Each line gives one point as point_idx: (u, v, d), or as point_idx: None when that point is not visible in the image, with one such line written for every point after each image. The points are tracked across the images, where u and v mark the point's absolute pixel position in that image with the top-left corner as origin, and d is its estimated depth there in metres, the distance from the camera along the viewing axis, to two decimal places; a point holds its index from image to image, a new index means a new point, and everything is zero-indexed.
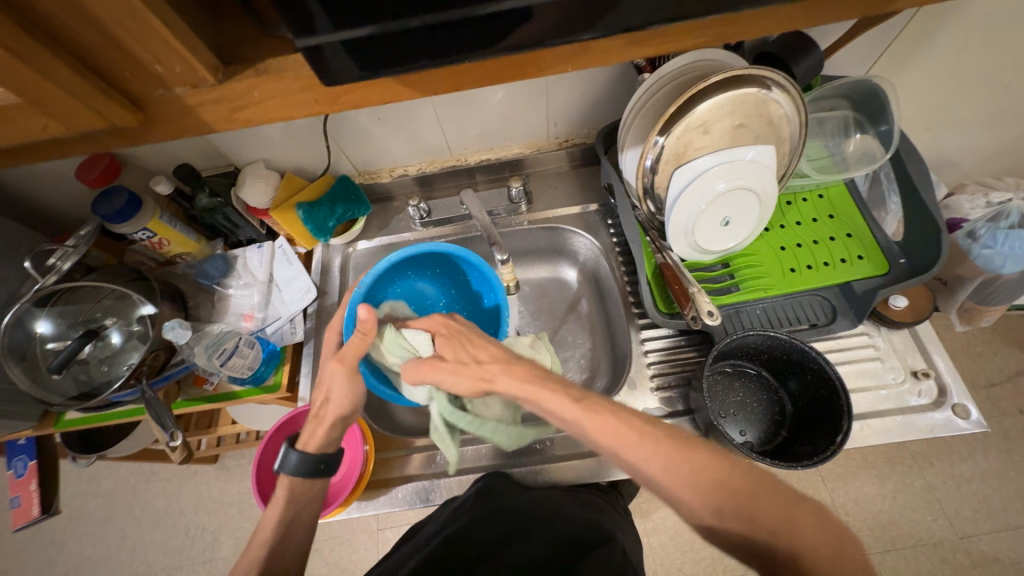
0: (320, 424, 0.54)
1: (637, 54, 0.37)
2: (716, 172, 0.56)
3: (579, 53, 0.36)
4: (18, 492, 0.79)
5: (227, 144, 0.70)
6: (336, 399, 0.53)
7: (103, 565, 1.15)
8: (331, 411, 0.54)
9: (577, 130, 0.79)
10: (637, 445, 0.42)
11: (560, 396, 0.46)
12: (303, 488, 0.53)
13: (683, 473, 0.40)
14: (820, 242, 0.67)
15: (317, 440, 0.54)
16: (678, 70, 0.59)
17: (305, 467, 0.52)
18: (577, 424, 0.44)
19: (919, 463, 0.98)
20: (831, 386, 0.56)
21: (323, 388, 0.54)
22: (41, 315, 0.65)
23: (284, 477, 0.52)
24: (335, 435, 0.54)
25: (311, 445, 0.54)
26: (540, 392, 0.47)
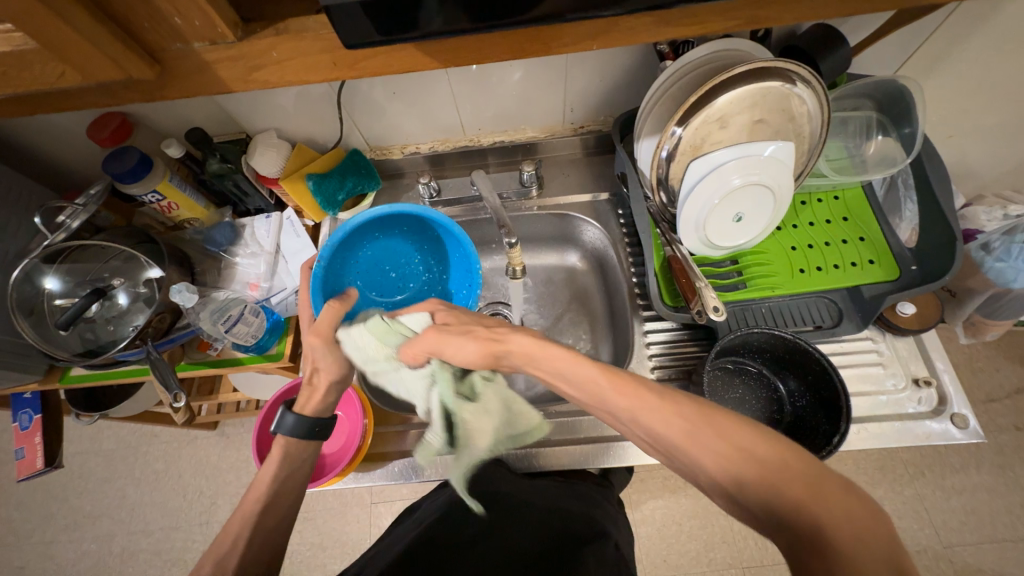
0: (313, 390, 0.56)
1: (663, 35, 0.36)
2: (731, 166, 0.56)
3: (603, 31, 0.35)
4: (22, 444, 0.81)
5: (239, 111, 0.69)
6: (324, 368, 0.57)
7: (103, 521, 1.18)
8: (323, 375, 0.57)
9: (593, 117, 0.78)
10: (655, 408, 0.40)
11: (576, 359, 0.46)
12: (300, 449, 0.54)
13: (702, 432, 0.37)
14: (831, 244, 0.66)
15: (309, 404, 0.56)
16: (701, 59, 0.58)
17: (301, 427, 0.53)
18: (594, 381, 0.44)
19: (910, 473, 0.99)
20: (832, 387, 0.56)
21: (310, 359, 0.57)
22: (50, 271, 0.66)
23: (279, 437, 0.53)
24: (327, 399, 0.57)
25: (308, 408, 0.55)
26: (556, 357, 0.47)
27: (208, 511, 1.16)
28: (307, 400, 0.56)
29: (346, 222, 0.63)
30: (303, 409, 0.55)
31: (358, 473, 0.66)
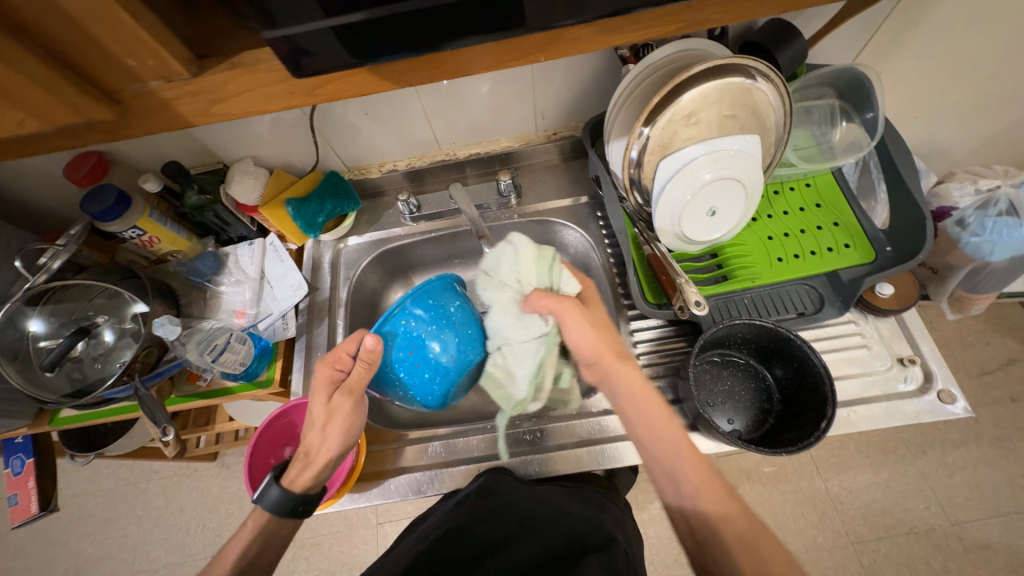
0: (313, 466, 0.54)
1: (609, 42, 0.38)
2: (701, 162, 0.57)
3: (550, 43, 0.37)
4: (15, 490, 0.80)
5: (214, 142, 0.70)
6: (330, 441, 0.54)
7: (105, 562, 1.16)
8: (323, 456, 0.54)
9: (565, 123, 0.79)
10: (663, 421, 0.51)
11: (628, 370, 0.55)
12: (279, 525, 0.53)
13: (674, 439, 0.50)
14: (807, 232, 0.67)
15: (301, 480, 0.54)
16: (662, 60, 0.59)
17: (282, 505, 0.52)
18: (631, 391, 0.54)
19: (912, 452, 0.99)
20: (817, 373, 0.56)
21: (322, 429, 0.54)
22: (33, 314, 0.65)
23: (259, 510, 0.53)
24: (321, 478, 0.55)
25: (296, 484, 0.54)
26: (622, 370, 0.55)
27: (212, 544, 1.15)
28: (298, 476, 0.54)
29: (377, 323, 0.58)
30: (291, 487, 0.53)
31: (355, 493, 0.66)
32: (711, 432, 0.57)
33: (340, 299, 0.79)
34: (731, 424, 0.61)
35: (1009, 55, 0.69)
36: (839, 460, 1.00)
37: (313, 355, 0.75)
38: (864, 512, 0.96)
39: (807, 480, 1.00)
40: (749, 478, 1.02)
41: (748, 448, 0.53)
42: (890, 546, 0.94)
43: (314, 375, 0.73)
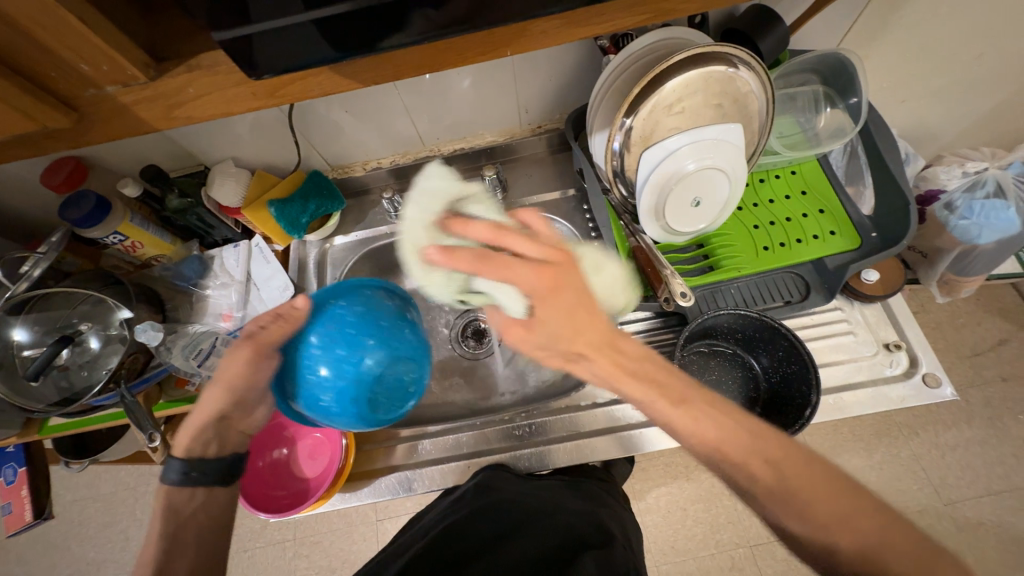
0: (192, 426, 0.51)
1: (574, 35, 0.37)
2: (684, 151, 0.56)
3: (518, 36, 0.36)
4: (9, 499, 0.80)
5: (194, 144, 0.69)
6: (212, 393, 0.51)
7: (108, 565, 1.17)
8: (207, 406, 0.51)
9: (549, 116, 0.79)
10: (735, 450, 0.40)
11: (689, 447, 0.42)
12: (185, 501, 0.49)
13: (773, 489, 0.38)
14: (793, 219, 0.67)
15: (186, 443, 0.52)
16: (642, 50, 0.59)
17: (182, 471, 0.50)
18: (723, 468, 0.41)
19: (905, 434, 1.00)
20: (801, 361, 0.56)
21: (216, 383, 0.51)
22: (17, 323, 0.65)
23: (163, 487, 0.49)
24: (202, 436, 0.52)
25: (180, 447, 0.51)
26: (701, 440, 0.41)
27: None
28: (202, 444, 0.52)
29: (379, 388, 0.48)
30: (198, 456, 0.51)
31: (344, 493, 0.66)
32: None
33: None
34: None
35: (994, 36, 0.69)
36: (833, 444, 1.00)
37: None
38: None
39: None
40: None
41: None
42: None
43: None
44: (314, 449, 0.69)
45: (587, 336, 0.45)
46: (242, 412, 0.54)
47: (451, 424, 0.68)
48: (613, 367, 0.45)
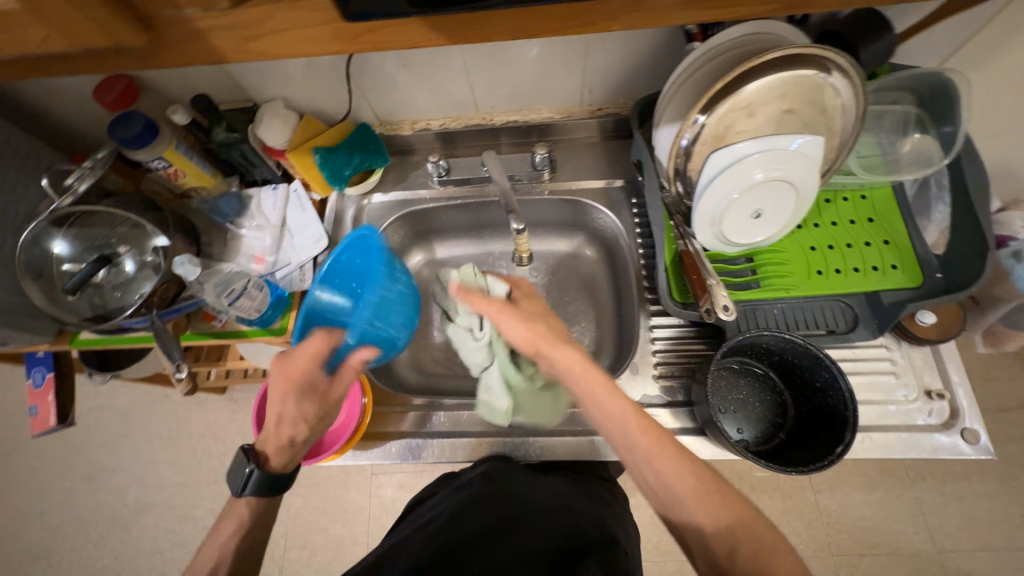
0: (279, 444, 0.55)
1: (686, 19, 0.34)
2: (755, 159, 0.53)
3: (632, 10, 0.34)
4: (36, 401, 0.84)
5: (247, 78, 0.67)
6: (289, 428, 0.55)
7: (117, 473, 1.23)
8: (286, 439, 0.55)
9: (612, 99, 0.75)
10: (701, 497, 0.46)
11: (679, 467, 0.48)
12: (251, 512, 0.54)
13: (720, 520, 0.45)
14: (853, 247, 0.63)
15: (275, 459, 0.55)
16: (730, 42, 0.55)
17: (266, 483, 0.53)
18: (681, 500, 0.47)
19: (912, 478, 0.97)
20: (838, 395, 0.53)
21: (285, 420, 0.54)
22: (58, 235, 0.66)
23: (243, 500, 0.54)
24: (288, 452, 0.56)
25: (272, 462, 0.55)
26: (683, 470, 0.48)
27: (216, 470, 1.21)
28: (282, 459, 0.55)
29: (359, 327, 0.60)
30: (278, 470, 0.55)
31: (355, 451, 0.67)
32: (721, 439, 0.56)
33: None
34: (739, 433, 0.60)
35: None
36: (835, 475, 0.99)
37: None
38: (851, 528, 0.97)
39: (799, 490, 0.99)
40: (741, 481, 1.01)
41: (757, 463, 0.51)
42: (870, 563, 0.95)
43: None
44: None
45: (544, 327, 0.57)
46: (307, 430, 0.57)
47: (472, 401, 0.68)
48: (579, 359, 0.54)
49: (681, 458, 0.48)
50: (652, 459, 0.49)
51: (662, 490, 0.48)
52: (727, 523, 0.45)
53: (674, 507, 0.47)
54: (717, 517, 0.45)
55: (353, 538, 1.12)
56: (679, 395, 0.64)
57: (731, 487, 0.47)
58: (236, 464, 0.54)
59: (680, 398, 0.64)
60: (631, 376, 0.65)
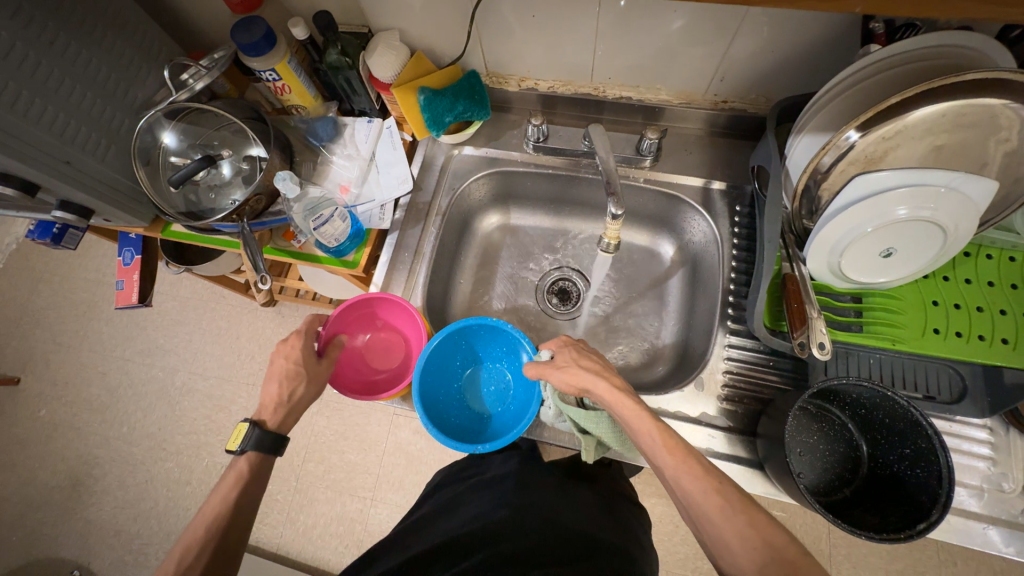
0: (270, 399, 0.57)
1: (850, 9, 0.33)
2: (901, 194, 0.47)
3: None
4: (123, 277, 0.91)
5: (370, 3, 0.65)
6: (272, 383, 0.57)
7: (170, 355, 1.33)
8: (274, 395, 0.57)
9: (742, 93, 0.68)
10: (731, 520, 0.43)
11: (709, 491, 0.45)
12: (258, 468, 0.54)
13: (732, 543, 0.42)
14: (984, 311, 0.55)
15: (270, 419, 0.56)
16: (910, 52, 0.47)
17: (268, 441, 0.54)
18: (702, 510, 0.45)
19: (929, 554, 0.94)
20: (932, 470, 0.49)
21: (273, 376, 0.57)
22: (168, 128, 0.69)
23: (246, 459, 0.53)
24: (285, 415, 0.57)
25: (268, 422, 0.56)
26: (708, 497, 0.45)
27: (255, 375, 1.29)
28: (281, 418, 0.56)
29: (472, 398, 0.69)
30: (276, 430, 0.56)
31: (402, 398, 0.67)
32: (782, 478, 0.52)
33: (438, 207, 0.74)
34: (801, 478, 0.56)
35: None
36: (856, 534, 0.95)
37: (398, 251, 0.72)
38: None
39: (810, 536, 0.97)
40: None
41: (823, 514, 0.47)
42: None
43: (396, 274, 0.70)
44: (392, 343, 0.67)
45: (588, 360, 0.58)
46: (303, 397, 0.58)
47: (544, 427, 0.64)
48: (607, 387, 0.54)
49: (708, 477, 0.47)
50: (678, 479, 0.47)
51: (690, 506, 0.46)
52: (758, 547, 0.41)
53: (703, 527, 0.45)
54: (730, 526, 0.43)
55: (366, 466, 1.18)
56: (739, 423, 0.60)
57: (759, 507, 0.44)
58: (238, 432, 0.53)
59: (740, 426, 0.60)
60: (694, 391, 0.62)
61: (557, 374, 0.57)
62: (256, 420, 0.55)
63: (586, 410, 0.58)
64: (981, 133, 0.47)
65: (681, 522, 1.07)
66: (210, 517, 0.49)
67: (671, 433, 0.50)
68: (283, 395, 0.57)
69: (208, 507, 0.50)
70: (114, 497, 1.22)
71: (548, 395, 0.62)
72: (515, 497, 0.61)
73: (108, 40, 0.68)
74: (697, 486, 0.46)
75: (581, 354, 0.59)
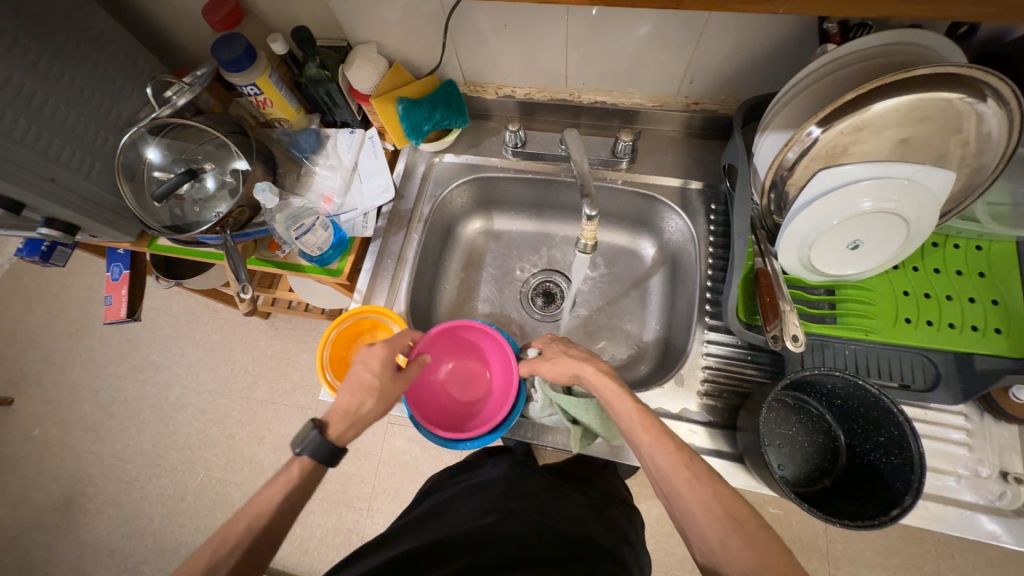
0: (336, 406, 0.54)
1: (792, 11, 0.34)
2: (863, 187, 0.48)
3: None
4: (111, 293, 0.92)
5: (347, 17, 0.67)
6: (343, 390, 0.55)
7: (163, 371, 1.33)
8: (347, 401, 0.55)
9: (712, 94, 0.69)
10: (698, 492, 0.44)
11: (680, 465, 0.46)
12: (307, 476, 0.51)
13: (700, 520, 0.43)
14: (953, 299, 0.56)
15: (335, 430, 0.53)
16: (866, 50, 0.49)
17: (325, 451, 0.51)
18: (674, 488, 0.46)
19: (924, 547, 0.94)
20: (904, 456, 0.49)
21: (348, 384, 0.55)
22: (153, 143, 0.70)
23: (300, 460, 0.50)
24: (347, 422, 0.54)
25: (333, 431, 0.53)
26: (678, 471, 0.46)
27: (249, 388, 1.29)
28: (347, 429, 0.54)
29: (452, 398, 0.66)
30: (338, 441, 0.53)
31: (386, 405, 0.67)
32: (760, 471, 0.53)
33: (420, 214, 0.75)
34: (781, 470, 0.57)
35: None
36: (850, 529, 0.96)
37: (381, 259, 0.72)
38: None
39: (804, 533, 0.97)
40: None
41: (799, 503, 0.48)
42: None
43: (379, 281, 0.71)
44: (474, 373, 0.68)
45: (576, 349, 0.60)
46: (366, 406, 0.55)
47: (529, 426, 0.65)
48: (595, 371, 0.56)
49: (680, 452, 0.47)
50: (652, 454, 0.48)
51: (662, 480, 0.47)
52: (721, 518, 0.42)
53: (674, 501, 0.46)
54: (701, 505, 0.44)
55: (361, 476, 1.17)
56: (720, 417, 0.61)
57: (725, 481, 0.45)
58: (302, 435, 0.51)
59: (722, 420, 0.61)
60: (675, 387, 0.63)
61: (546, 366, 0.59)
62: (313, 421, 0.52)
63: (578, 398, 0.60)
64: (937, 126, 0.48)
65: None
66: (253, 514, 0.47)
67: (648, 412, 0.51)
68: (352, 407, 0.55)
69: (254, 503, 0.48)
70: (109, 515, 1.22)
71: (537, 388, 0.63)
72: (500, 502, 0.60)
73: (91, 60, 0.70)
74: (670, 460, 0.47)
75: (567, 346, 0.61)
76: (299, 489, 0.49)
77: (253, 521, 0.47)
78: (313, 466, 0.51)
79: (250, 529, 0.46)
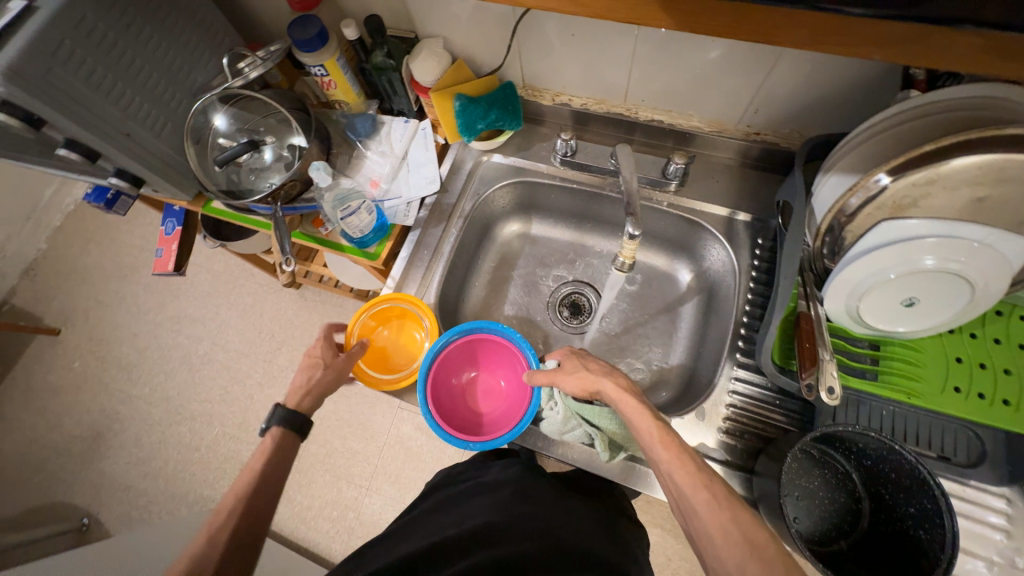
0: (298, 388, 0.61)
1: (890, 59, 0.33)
2: (929, 244, 0.45)
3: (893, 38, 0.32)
4: (163, 246, 0.97)
5: (419, 11, 0.68)
6: (299, 373, 0.62)
7: (196, 325, 1.40)
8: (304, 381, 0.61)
9: (776, 126, 0.67)
10: (716, 513, 0.42)
11: (698, 484, 0.45)
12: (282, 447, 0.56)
13: (715, 544, 0.41)
14: (1013, 374, 0.52)
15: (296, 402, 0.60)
16: (952, 102, 0.46)
17: (291, 420, 0.58)
18: (691, 508, 0.44)
19: None
20: (935, 532, 0.46)
21: (304, 369, 0.62)
22: (221, 111, 0.74)
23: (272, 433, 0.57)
24: (312, 399, 0.61)
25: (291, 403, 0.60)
26: (696, 490, 0.44)
27: (273, 353, 1.33)
28: (309, 403, 0.60)
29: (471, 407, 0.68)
30: (303, 412, 0.60)
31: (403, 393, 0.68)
32: (776, 521, 0.51)
33: (461, 210, 0.76)
34: (796, 524, 0.54)
35: None
36: None
37: (417, 249, 0.73)
38: None
39: None
40: None
41: (812, 562, 0.45)
42: None
43: (413, 270, 0.72)
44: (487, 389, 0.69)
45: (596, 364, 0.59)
46: (314, 372, 0.62)
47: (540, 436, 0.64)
48: (616, 388, 0.55)
49: (701, 473, 0.46)
50: (671, 472, 0.47)
51: (682, 501, 0.46)
52: (739, 542, 0.40)
53: (691, 521, 0.44)
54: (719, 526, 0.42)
55: (366, 455, 1.20)
56: (738, 458, 0.59)
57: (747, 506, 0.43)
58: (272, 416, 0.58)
59: (739, 462, 0.59)
60: (695, 420, 0.61)
61: (569, 381, 0.58)
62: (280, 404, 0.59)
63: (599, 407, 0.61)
64: None
65: (674, 555, 1.04)
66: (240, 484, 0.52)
67: (670, 430, 0.50)
68: (303, 381, 0.61)
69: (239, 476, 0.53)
70: (129, 453, 1.29)
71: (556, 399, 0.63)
72: (505, 508, 0.59)
73: (178, 27, 0.74)
74: (689, 478, 0.45)
75: (586, 359, 0.61)
76: (279, 454, 0.55)
77: (239, 488, 0.51)
78: (283, 433, 0.57)
79: (239, 499, 0.50)
